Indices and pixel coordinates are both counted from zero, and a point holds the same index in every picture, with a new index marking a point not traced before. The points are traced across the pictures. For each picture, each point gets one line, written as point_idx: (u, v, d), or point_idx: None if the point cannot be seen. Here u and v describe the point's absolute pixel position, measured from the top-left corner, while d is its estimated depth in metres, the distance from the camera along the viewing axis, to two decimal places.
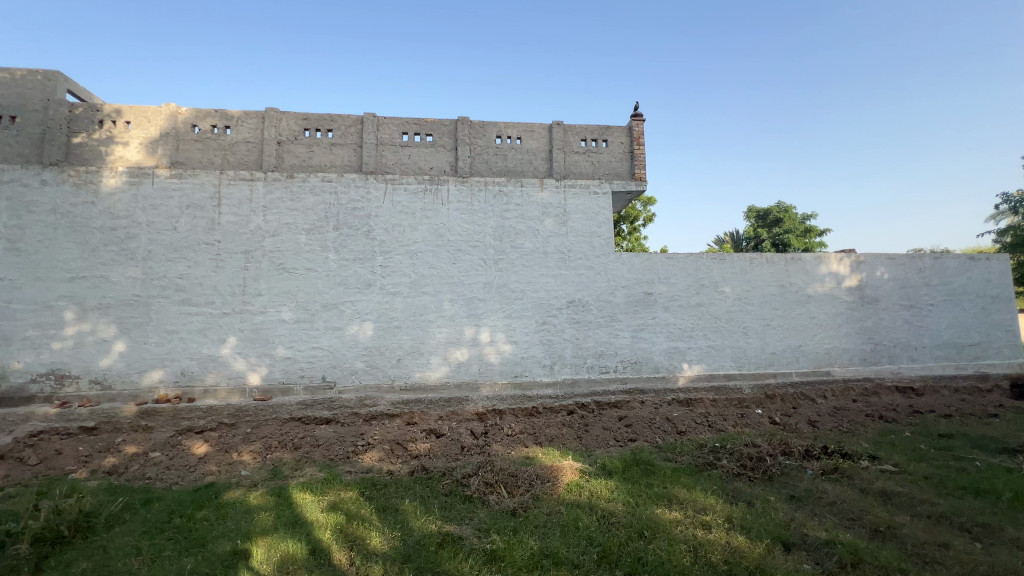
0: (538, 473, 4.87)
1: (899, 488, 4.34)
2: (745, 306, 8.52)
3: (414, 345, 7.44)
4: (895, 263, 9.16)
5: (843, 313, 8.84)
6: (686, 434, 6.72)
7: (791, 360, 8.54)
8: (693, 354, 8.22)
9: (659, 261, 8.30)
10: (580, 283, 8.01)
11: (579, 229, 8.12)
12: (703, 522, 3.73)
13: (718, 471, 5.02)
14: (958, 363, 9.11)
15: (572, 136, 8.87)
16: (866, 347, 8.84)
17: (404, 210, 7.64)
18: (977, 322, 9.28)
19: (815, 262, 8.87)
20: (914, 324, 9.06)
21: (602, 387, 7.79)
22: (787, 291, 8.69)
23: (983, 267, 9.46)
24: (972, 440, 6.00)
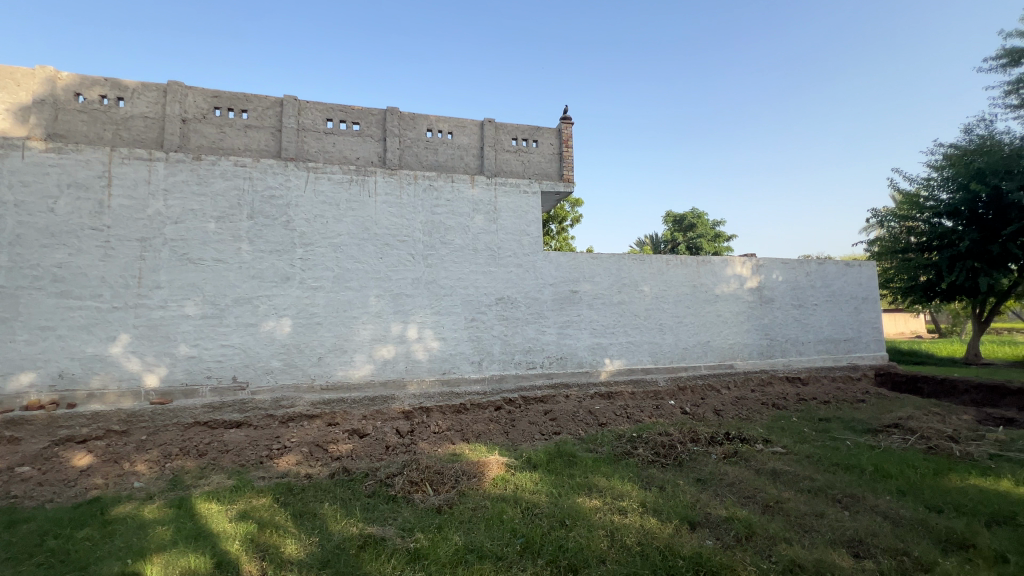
0: (465, 469, 4.89)
1: (787, 467, 4.89)
2: (661, 304, 9.10)
3: (337, 342, 7.12)
4: (788, 267, 10.25)
5: (745, 312, 9.75)
6: (607, 425, 7.08)
7: (700, 354, 9.27)
8: (615, 349, 8.65)
9: (584, 261, 8.63)
10: (509, 280, 8.11)
11: (509, 227, 8.21)
12: (620, 508, 3.95)
13: (634, 459, 5.36)
14: (836, 356, 10.40)
15: (503, 134, 8.95)
16: (763, 342, 9.82)
17: (327, 200, 7.27)
18: (850, 320, 10.65)
19: (722, 264, 9.69)
20: (801, 321, 10.20)
21: (529, 382, 7.97)
22: (697, 291, 9.42)
23: (856, 272, 10.87)
24: (845, 423, 6.89)
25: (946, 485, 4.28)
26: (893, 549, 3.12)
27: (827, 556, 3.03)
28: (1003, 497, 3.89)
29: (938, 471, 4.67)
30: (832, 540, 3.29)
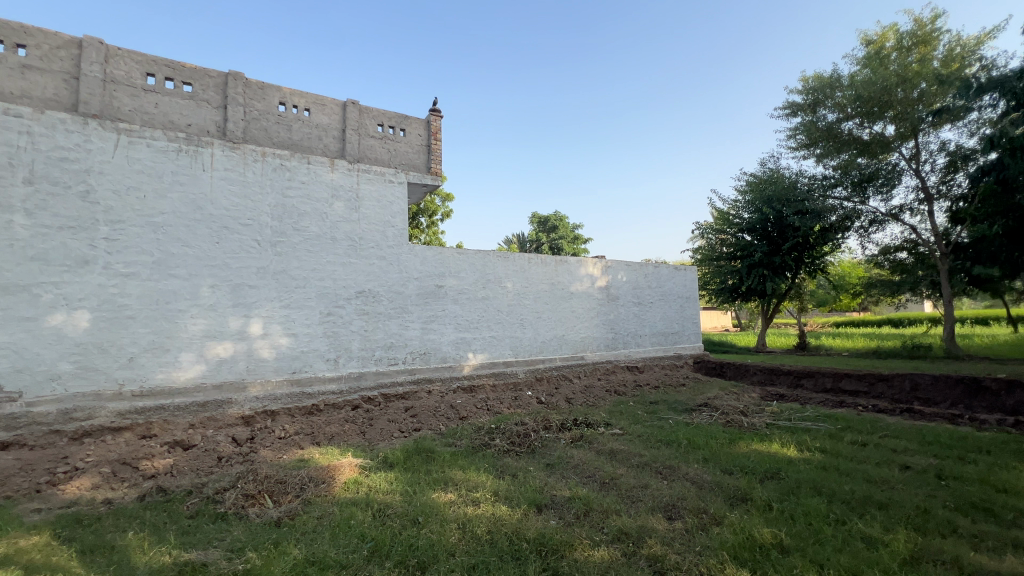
0: (312, 475, 4.53)
1: (622, 446, 5.51)
2: (522, 300, 9.55)
3: (155, 339, 6.01)
4: (631, 269, 11.57)
5: (595, 308, 10.74)
6: (467, 418, 7.18)
7: (556, 348, 9.96)
8: (478, 344, 8.83)
9: (450, 255, 8.63)
10: (370, 272, 7.72)
11: (372, 216, 7.81)
12: (474, 499, 4.04)
13: (491, 450, 5.55)
14: (665, 347, 12.06)
15: (368, 119, 8.48)
16: (609, 336, 10.94)
17: (145, 169, 6.09)
18: (677, 316, 12.44)
19: (577, 264, 10.54)
20: (640, 317, 11.61)
21: (390, 379, 7.71)
22: (555, 289, 10.10)
23: (683, 275, 12.73)
24: (669, 404, 8.04)
25: (736, 450, 5.24)
26: (696, 508, 3.71)
27: (647, 522, 3.47)
28: (773, 457, 4.89)
29: (732, 440, 5.70)
30: (652, 507, 3.79)
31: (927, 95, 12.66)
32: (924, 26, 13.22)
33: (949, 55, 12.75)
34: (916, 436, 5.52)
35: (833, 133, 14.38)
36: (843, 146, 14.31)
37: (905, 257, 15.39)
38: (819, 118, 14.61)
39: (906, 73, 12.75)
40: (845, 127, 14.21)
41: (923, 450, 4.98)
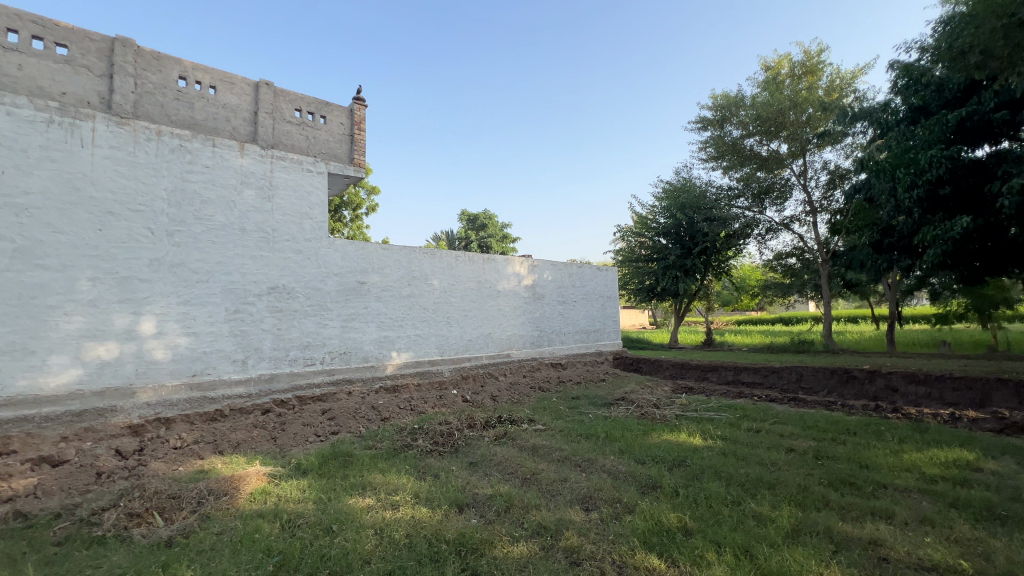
0: (212, 488, 4.14)
1: (544, 442, 5.63)
2: (448, 298, 9.44)
3: (16, 339, 5.16)
4: (556, 268, 11.88)
5: (521, 306, 10.89)
6: (389, 419, 6.96)
7: (482, 345, 9.97)
8: (402, 343, 8.59)
9: (374, 251, 8.30)
10: (285, 267, 7.21)
11: (287, 207, 7.31)
12: (393, 503, 3.92)
13: (413, 451, 5.43)
14: (588, 344, 12.53)
15: (284, 102, 7.92)
16: (534, 333, 11.16)
17: (4, 141, 5.21)
18: (599, 314, 12.98)
19: (504, 263, 10.62)
20: (564, 315, 11.96)
21: (305, 380, 7.26)
22: (482, 287, 10.11)
23: (605, 275, 13.31)
24: (589, 399, 8.36)
25: (649, 441, 5.56)
26: (611, 498, 3.88)
27: (566, 514, 3.58)
28: (681, 446, 5.26)
29: (645, 431, 6.04)
30: (570, 500, 3.91)
31: (813, 119, 14.29)
32: (811, 58, 14.85)
33: (831, 84, 14.42)
34: (800, 422, 6.22)
35: (737, 148, 15.69)
36: (745, 160, 15.70)
37: (793, 262, 17.26)
38: (725, 133, 15.91)
39: (797, 98, 14.28)
40: (747, 143, 15.58)
41: (804, 434, 5.61)
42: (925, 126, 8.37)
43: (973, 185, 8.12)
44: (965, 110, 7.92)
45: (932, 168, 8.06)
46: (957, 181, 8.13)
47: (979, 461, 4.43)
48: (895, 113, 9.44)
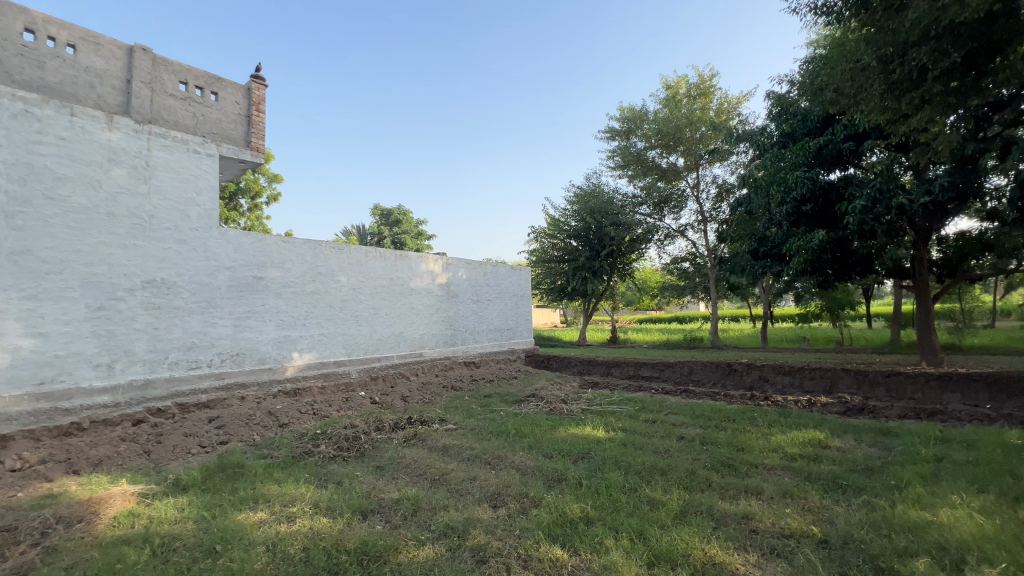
0: (64, 515, 3.55)
1: (455, 441, 5.60)
2: (357, 295, 9.01)
3: None
4: (471, 266, 11.87)
5: (435, 305, 10.73)
6: (288, 425, 6.46)
7: (393, 345, 9.66)
8: (304, 343, 8.03)
9: (273, 243, 7.67)
10: (164, 258, 6.38)
11: (168, 191, 6.48)
12: (289, 515, 3.64)
13: (314, 458, 5.09)
14: (501, 342, 12.69)
15: (166, 73, 7.01)
16: (448, 332, 11.05)
17: None
18: (513, 313, 13.22)
19: (417, 260, 10.39)
20: (478, 314, 12.00)
21: (188, 386, 6.49)
22: (394, 284, 9.78)
23: (519, 275, 13.56)
24: (501, 397, 8.46)
25: (557, 436, 5.76)
26: (519, 493, 3.96)
27: (474, 513, 3.58)
28: (586, 439, 5.51)
29: (553, 426, 6.25)
30: (479, 498, 3.92)
31: (705, 137, 15.79)
32: (705, 81, 16.40)
33: (720, 107, 16.02)
34: (690, 412, 6.82)
35: (641, 159, 16.84)
36: (648, 170, 16.91)
37: (687, 267, 18.94)
38: (631, 144, 17.00)
39: (692, 117, 15.68)
40: (650, 154, 16.79)
41: (693, 423, 6.17)
42: (793, 150, 9.64)
43: (828, 204, 9.50)
44: (823, 139, 9.23)
45: (798, 187, 9.32)
46: (816, 200, 9.45)
47: (828, 439, 5.20)
48: (770, 137, 10.73)
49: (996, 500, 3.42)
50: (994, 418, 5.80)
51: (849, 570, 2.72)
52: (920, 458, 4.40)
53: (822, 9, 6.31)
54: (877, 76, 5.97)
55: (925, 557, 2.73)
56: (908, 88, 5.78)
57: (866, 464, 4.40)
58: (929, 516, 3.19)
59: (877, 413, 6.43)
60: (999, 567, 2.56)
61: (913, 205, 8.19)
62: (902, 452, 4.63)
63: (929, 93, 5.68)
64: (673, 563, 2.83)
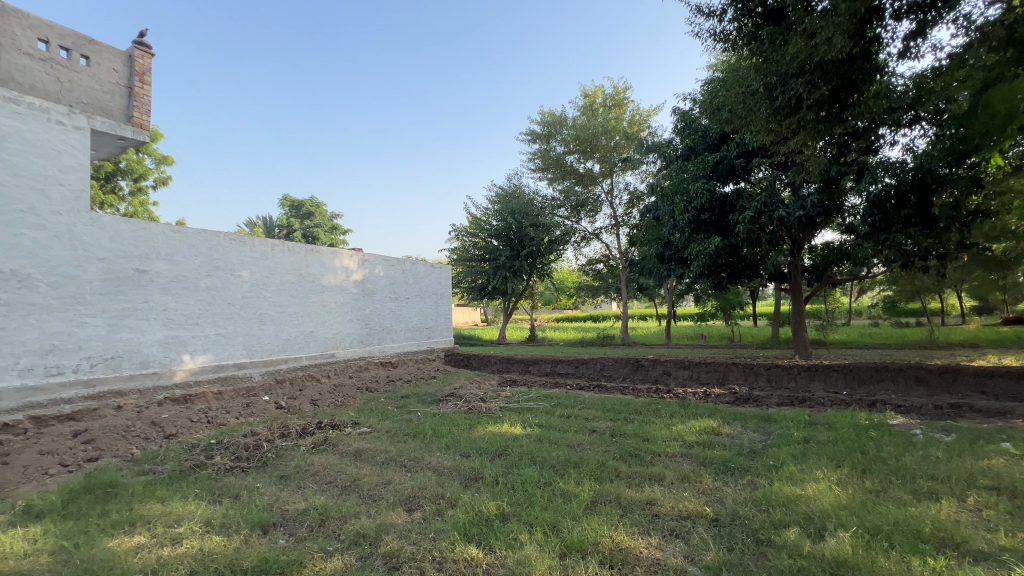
0: None
1: (369, 445, 5.38)
2: (261, 291, 8.32)
3: None
4: (388, 263, 11.49)
5: (349, 303, 10.23)
6: (177, 436, 5.78)
7: (302, 345, 9.05)
8: (197, 344, 7.25)
9: (160, 233, 6.83)
10: (15, 246, 5.41)
11: (22, 166, 5.51)
12: (174, 537, 3.26)
13: (206, 471, 4.61)
14: (419, 341, 12.43)
15: (20, 27, 5.94)
16: (363, 331, 10.59)
17: None
18: (432, 311, 13.01)
19: (330, 255, 9.83)
20: (396, 312, 11.64)
21: (47, 395, 5.56)
22: (304, 281, 9.17)
23: (440, 273, 13.38)
24: (419, 397, 8.28)
25: (474, 434, 5.76)
26: (435, 495, 3.90)
27: (387, 518, 3.46)
28: (503, 437, 5.57)
29: (471, 425, 6.23)
30: (393, 503, 3.80)
31: (619, 146, 16.70)
32: (619, 93, 17.34)
33: (633, 118, 17.03)
34: (601, 406, 7.16)
35: (560, 163, 17.45)
36: (566, 174, 17.54)
37: (601, 268, 19.92)
38: (551, 148, 17.54)
39: (608, 126, 16.52)
40: (568, 159, 17.43)
41: (604, 417, 6.49)
42: (694, 163, 10.52)
43: (722, 214, 10.48)
44: (719, 154, 10.18)
45: (698, 197, 10.20)
46: (713, 209, 10.40)
47: (720, 427, 5.74)
48: (675, 149, 11.62)
49: (849, 472, 3.99)
50: (849, 403, 6.78)
51: (735, 544, 3.02)
52: (792, 440, 5.02)
53: (719, 36, 6.94)
54: (763, 101, 6.68)
55: (795, 527, 3.12)
56: (786, 114, 6.57)
57: (750, 447, 4.92)
58: (798, 490, 3.65)
59: (759, 401, 7.23)
60: (851, 531, 2.99)
61: (790, 217, 9.30)
62: (778, 436, 5.24)
63: (803, 120, 6.48)
64: (584, 552, 2.96)
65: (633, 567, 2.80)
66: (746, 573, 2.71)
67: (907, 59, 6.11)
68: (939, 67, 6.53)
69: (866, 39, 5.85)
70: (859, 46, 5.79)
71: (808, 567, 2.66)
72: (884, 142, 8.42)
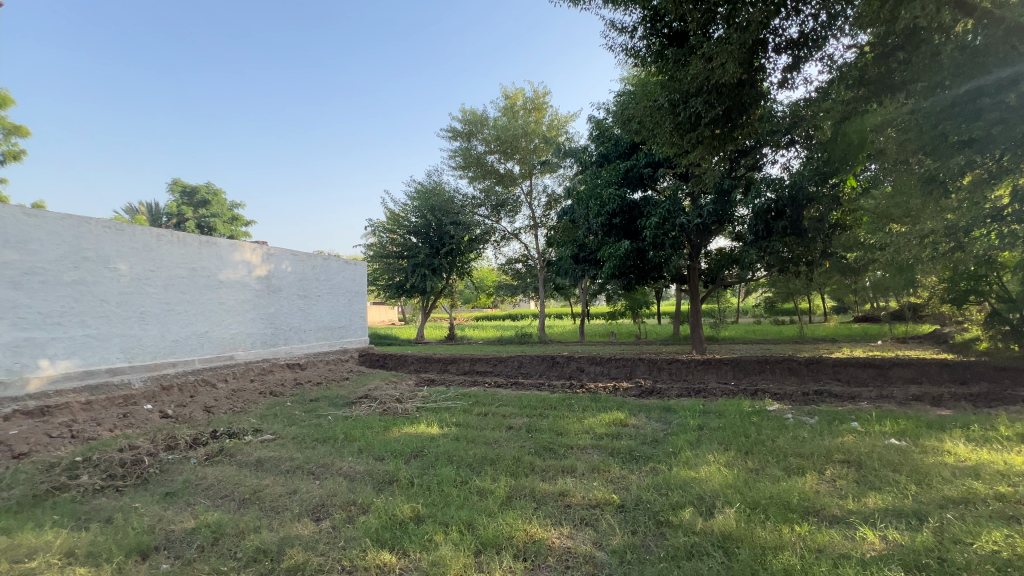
0: None
1: (272, 453, 5.00)
2: (144, 287, 7.38)
3: None
4: (296, 258, 10.76)
5: (250, 300, 9.43)
6: (30, 455, 4.93)
7: (194, 347, 8.17)
8: (59, 348, 6.24)
9: (9, 217, 5.78)
10: None
11: None
12: (24, 573, 2.78)
13: (71, 493, 4.00)
14: (330, 341, 11.77)
15: None
16: (267, 331, 9.81)
17: None
18: (345, 310, 12.39)
19: (229, 248, 8.97)
20: (305, 311, 10.94)
21: None
22: (196, 275, 8.28)
23: (354, 270, 12.79)
24: (329, 400, 7.85)
25: (389, 437, 5.58)
26: (345, 502, 3.72)
27: (291, 530, 3.24)
28: (419, 437, 5.46)
29: (386, 427, 6.04)
30: (299, 513, 3.57)
31: (538, 149, 17.12)
32: (539, 97, 17.75)
33: (552, 123, 17.52)
34: (518, 403, 7.31)
35: (481, 162, 17.54)
36: (487, 174, 17.66)
37: (520, 267, 20.31)
38: (472, 146, 17.60)
39: (527, 129, 16.87)
40: (489, 159, 17.56)
41: (521, 413, 6.63)
42: (607, 169, 11.10)
43: (632, 219, 11.16)
44: (629, 163, 10.84)
45: (610, 202, 10.78)
46: (624, 215, 11.03)
47: (627, 419, 6.12)
48: (590, 156, 12.18)
49: (735, 455, 4.46)
50: (736, 392, 7.56)
51: (637, 527, 3.24)
52: (689, 428, 5.50)
53: (630, 52, 7.38)
54: (668, 115, 7.23)
55: (690, 507, 3.42)
56: (687, 129, 7.17)
57: (653, 436, 5.30)
58: (693, 473, 4.00)
59: (661, 394, 7.82)
60: (735, 507, 3.34)
61: (690, 224, 10.14)
62: (677, 424, 5.71)
63: (701, 136, 7.12)
64: (498, 548, 3.00)
65: (546, 557, 2.89)
66: (646, 553, 2.92)
67: (785, 88, 6.94)
68: (810, 98, 7.49)
69: (754, 68, 6.55)
70: (747, 74, 6.45)
71: (699, 542, 2.93)
72: (766, 160, 9.50)
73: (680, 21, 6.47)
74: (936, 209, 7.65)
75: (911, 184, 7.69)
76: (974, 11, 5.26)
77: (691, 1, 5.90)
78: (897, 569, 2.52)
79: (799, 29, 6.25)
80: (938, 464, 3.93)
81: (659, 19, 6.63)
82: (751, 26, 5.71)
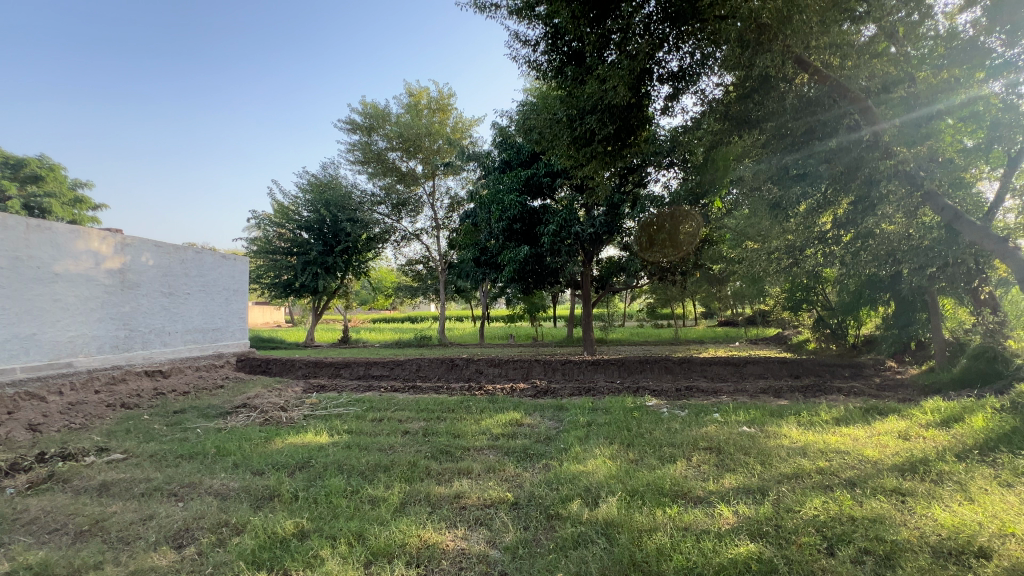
0: None
1: (122, 475, 4.31)
2: None
3: None
4: (160, 250, 9.42)
5: (97, 297, 8.04)
6: None
7: (16, 353, 6.75)
8: None
9: None
10: None
11: None
12: None
13: None
14: (202, 345, 10.46)
15: None
16: (119, 333, 8.45)
17: None
18: (220, 310, 11.11)
19: (70, 235, 7.57)
20: (170, 310, 9.61)
21: None
22: (21, 266, 6.85)
23: (232, 266, 11.53)
24: (199, 411, 6.98)
25: (271, 449, 5.12)
26: (215, 524, 3.34)
27: (146, 561, 2.84)
28: (306, 448, 5.09)
29: (267, 439, 5.52)
30: (155, 542, 3.12)
31: (442, 150, 17.02)
32: (443, 98, 17.63)
33: (456, 125, 17.49)
34: (415, 407, 7.15)
35: (382, 159, 17.01)
36: (388, 171, 17.16)
37: (420, 269, 19.94)
38: (372, 141, 16.95)
39: (431, 129, 16.69)
40: (390, 156, 17.07)
41: (417, 417, 6.49)
42: (510, 176, 11.39)
43: (531, 225, 11.56)
44: (530, 171, 11.19)
45: (511, 208, 11.06)
46: (523, 221, 11.38)
47: (523, 418, 6.32)
48: (493, 161, 12.39)
49: (618, 447, 4.84)
50: (622, 390, 8.19)
51: (529, 523, 3.35)
52: (578, 425, 5.84)
53: (533, 65, 7.67)
54: (566, 129, 7.67)
55: (578, 498, 3.64)
56: (582, 143, 7.66)
57: (547, 434, 5.55)
58: (581, 467, 4.26)
59: (554, 393, 8.20)
60: (618, 495, 3.63)
61: (583, 233, 10.77)
62: (568, 422, 6.04)
63: (595, 151, 7.67)
64: (390, 557, 2.91)
65: (439, 561, 2.87)
66: (536, 546, 3.04)
67: (667, 115, 7.71)
68: (687, 126, 8.43)
69: (642, 94, 7.19)
70: (635, 99, 7.06)
71: (585, 531, 3.13)
72: (650, 178, 10.44)
73: (578, 42, 6.88)
74: (781, 230, 9.03)
75: (763, 208, 8.99)
76: (809, 69, 6.32)
77: (588, 25, 6.30)
78: (744, 538, 2.93)
79: (679, 63, 7.00)
80: (777, 446, 4.64)
81: (559, 37, 6.99)
82: (639, 56, 6.27)
